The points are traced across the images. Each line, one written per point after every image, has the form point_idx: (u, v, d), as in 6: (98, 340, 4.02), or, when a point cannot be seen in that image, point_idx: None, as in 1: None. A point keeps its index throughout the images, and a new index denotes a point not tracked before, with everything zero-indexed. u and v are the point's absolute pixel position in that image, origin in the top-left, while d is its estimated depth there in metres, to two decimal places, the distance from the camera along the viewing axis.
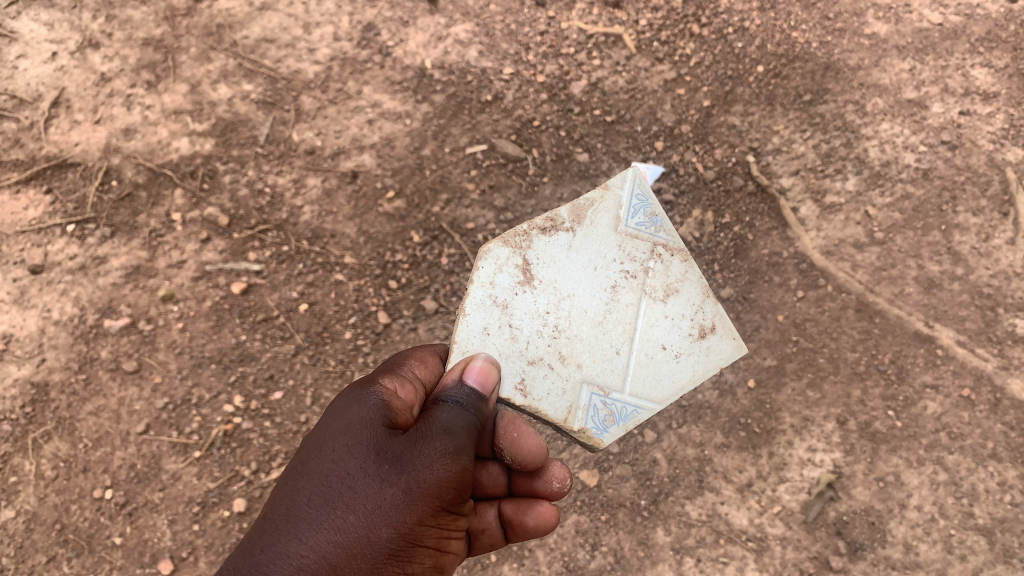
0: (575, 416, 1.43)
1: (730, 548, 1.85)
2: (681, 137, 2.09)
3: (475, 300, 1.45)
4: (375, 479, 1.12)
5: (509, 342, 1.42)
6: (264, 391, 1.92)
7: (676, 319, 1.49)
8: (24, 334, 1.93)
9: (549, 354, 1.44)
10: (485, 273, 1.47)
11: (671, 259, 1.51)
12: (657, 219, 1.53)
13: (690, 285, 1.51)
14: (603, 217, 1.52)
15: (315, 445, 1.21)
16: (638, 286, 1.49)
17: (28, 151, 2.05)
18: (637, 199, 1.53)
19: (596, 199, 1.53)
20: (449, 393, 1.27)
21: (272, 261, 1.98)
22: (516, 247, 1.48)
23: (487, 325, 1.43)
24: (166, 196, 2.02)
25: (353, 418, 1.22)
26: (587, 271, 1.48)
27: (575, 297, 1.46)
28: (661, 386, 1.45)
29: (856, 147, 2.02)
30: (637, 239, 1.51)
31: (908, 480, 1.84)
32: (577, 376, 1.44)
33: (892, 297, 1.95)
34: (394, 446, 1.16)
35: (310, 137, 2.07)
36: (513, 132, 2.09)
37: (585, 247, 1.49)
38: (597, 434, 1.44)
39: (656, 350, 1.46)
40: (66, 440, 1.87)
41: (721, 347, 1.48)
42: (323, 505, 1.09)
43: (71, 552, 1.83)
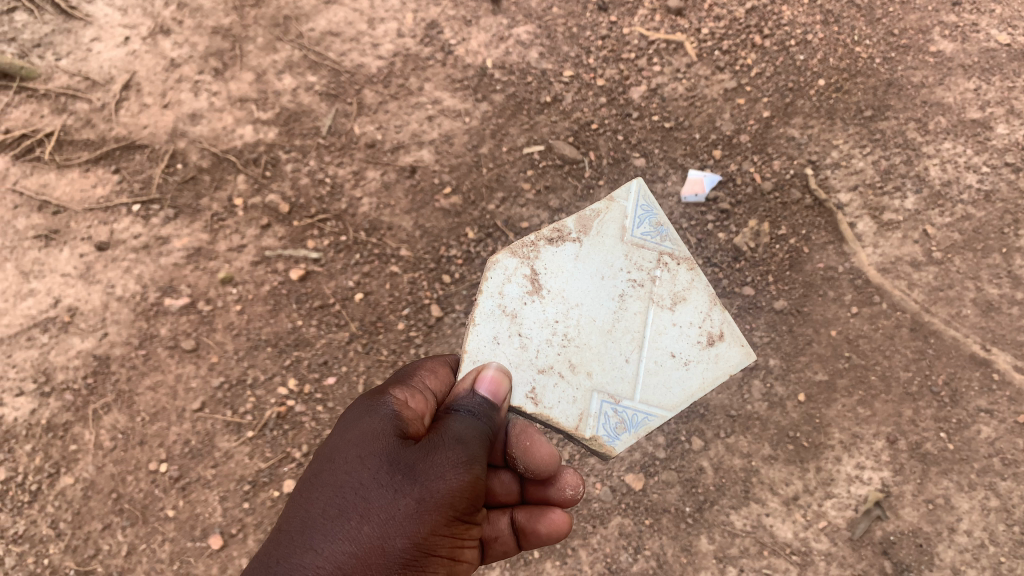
0: (586, 424, 1.39)
1: (774, 560, 1.83)
2: (739, 147, 2.07)
3: (485, 309, 1.41)
4: (389, 489, 1.09)
5: (519, 351, 1.38)
6: (318, 375, 1.94)
7: (684, 327, 1.44)
8: (88, 308, 1.97)
9: (559, 362, 1.39)
10: (493, 284, 1.43)
11: (678, 268, 1.48)
12: (663, 229, 1.50)
13: (697, 293, 1.47)
14: (609, 228, 1.49)
15: (327, 456, 1.17)
16: (646, 294, 1.45)
17: (98, 131, 2.11)
18: (642, 210, 1.51)
19: (601, 210, 1.50)
20: (460, 403, 1.25)
21: (330, 250, 2.02)
22: (523, 258, 1.45)
23: (496, 334, 1.39)
24: (229, 181, 2.06)
25: (365, 429, 1.19)
26: (595, 280, 1.44)
27: (583, 306, 1.43)
28: (670, 394, 1.41)
29: (916, 165, 2.01)
30: (643, 248, 1.48)
31: (958, 504, 1.81)
32: (587, 385, 1.40)
33: (948, 318, 1.93)
34: (408, 456, 1.13)
35: (371, 130, 2.10)
36: (571, 134, 2.10)
37: (592, 257, 1.46)
38: (609, 442, 1.39)
39: (665, 358, 1.42)
40: (124, 412, 1.91)
41: (730, 354, 1.43)
42: (338, 516, 1.06)
43: (126, 521, 1.85)
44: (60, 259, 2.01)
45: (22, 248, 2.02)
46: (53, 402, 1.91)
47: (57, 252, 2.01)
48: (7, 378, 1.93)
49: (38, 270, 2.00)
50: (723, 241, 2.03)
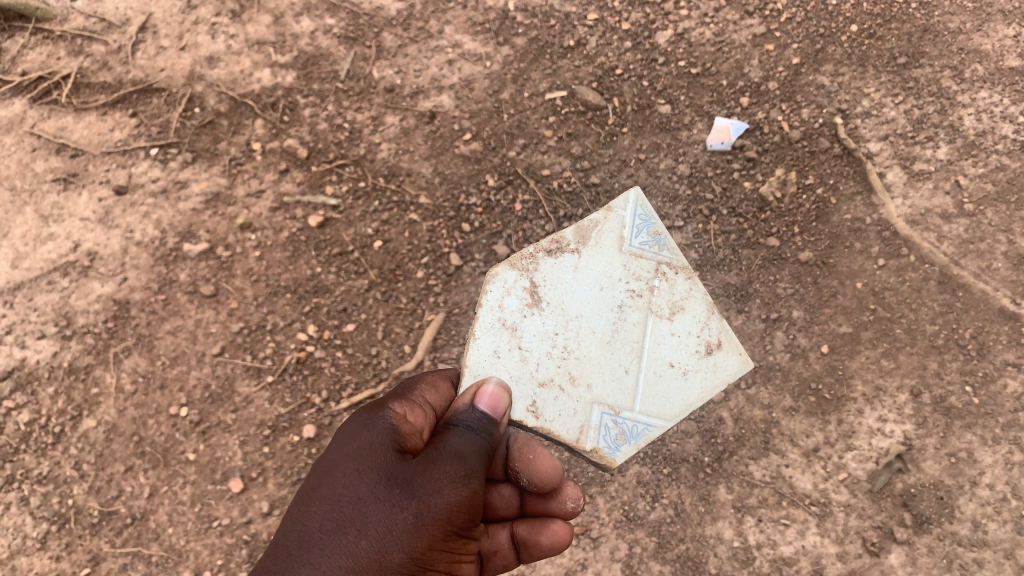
0: (587, 436, 1.36)
1: (792, 510, 1.81)
2: (767, 94, 2.01)
3: (485, 323, 1.37)
4: (385, 503, 1.05)
5: (519, 364, 1.35)
6: (337, 322, 1.93)
7: (682, 337, 1.42)
8: (108, 253, 1.96)
9: (559, 375, 1.36)
10: (493, 297, 1.39)
11: (676, 277, 1.45)
12: (660, 238, 1.46)
13: (695, 302, 1.44)
14: (608, 238, 1.45)
15: (327, 469, 1.14)
16: (645, 305, 1.42)
17: (115, 74, 2.08)
18: (640, 220, 1.47)
19: (599, 220, 1.46)
20: (459, 418, 1.21)
21: (348, 196, 1.99)
22: (522, 270, 1.41)
23: (496, 348, 1.35)
24: (247, 126, 2.04)
25: (363, 443, 1.15)
26: (594, 292, 1.41)
27: (583, 318, 1.39)
28: (670, 404, 1.38)
29: (950, 115, 1.95)
30: (641, 258, 1.44)
31: (981, 458, 1.79)
32: (588, 397, 1.37)
33: (978, 271, 1.89)
34: (406, 470, 1.09)
35: (390, 74, 2.06)
36: (595, 79, 2.05)
37: (592, 268, 1.42)
38: (610, 454, 1.37)
39: (664, 368, 1.39)
40: (144, 356, 1.91)
41: (728, 362, 1.41)
42: (334, 531, 1.03)
43: (147, 464, 1.86)
44: (79, 203, 2.00)
45: (41, 192, 2.01)
46: (75, 346, 1.92)
47: (76, 196, 2.01)
48: (29, 321, 1.94)
49: (58, 215, 2.00)
50: (748, 190, 1.97)
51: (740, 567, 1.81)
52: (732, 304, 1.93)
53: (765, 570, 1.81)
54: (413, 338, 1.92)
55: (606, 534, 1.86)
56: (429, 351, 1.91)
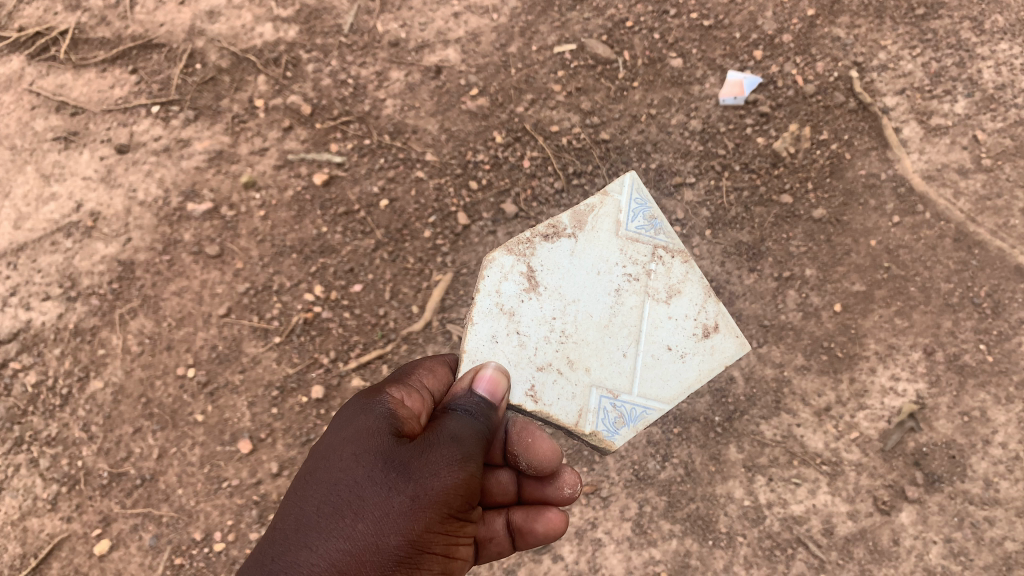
0: (586, 419, 1.34)
1: (803, 470, 1.81)
2: (781, 47, 1.96)
3: (482, 308, 1.35)
4: (383, 487, 1.04)
5: (517, 349, 1.33)
6: (344, 283, 1.90)
7: (680, 319, 1.39)
8: (111, 213, 1.94)
9: (557, 359, 1.34)
10: (490, 282, 1.37)
11: (673, 261, 1.41)
12: (657, 222, 1.43)
13: (692, 285, 1.41)
14: (604, 223, 1.41)
15: (325, 452, 1.13)
16: (641, 288, 1.39)
17: (114, 29, 2.03)
18: (637, 204, 1.43)
19: (596, 205, 1.43)
20: (457, 402, 1.19)
21: (354, 153, 1.95)
22: (519, 255, 1.38)
23: (494, 333, 1.33)
24: (249, 82, 2.00)
25: (360, 427, 1.14)
26: (591, 276, 1.38)
27: (580, 302, 1.37)
28: (668, 386, 1.36)
29: (969, 67, 1.90)
30: (637, 243, 1.41)
31: (994, 417, 1.77)
32: (586, 380, 1.34)
33: (995, 228, 1.85)
34: (404, 455, 1.08)
35: (395, 28, 2.01)
36: (604, 32, 2.00)
37: (588, 252, 1.39)
38: (609, 437, 1.35)
39: (662, 351, 1.37)
40: (150, 317, 1.89)
41: (725, 345, 1.38)
42: (332, 514, 1.03)
43: (156, 426, 1.86)
44: (80, 162, 1.97)
45: (42, 151, 1.98)
46: (80, 307, 1.90)
47: (77, 156, 1.97)
48: (33, 282, 1.92)
49: (59, 173, 1.97)
50: (762, 146, 1.93)
51: (750, 526, 1.80)
52: (744, 263, 1.90)
53: (776, 529, 1.80)
54: (421, 299, 1.90)
55: (616, 493, 1.84)
56: (438, 311, 1.89)
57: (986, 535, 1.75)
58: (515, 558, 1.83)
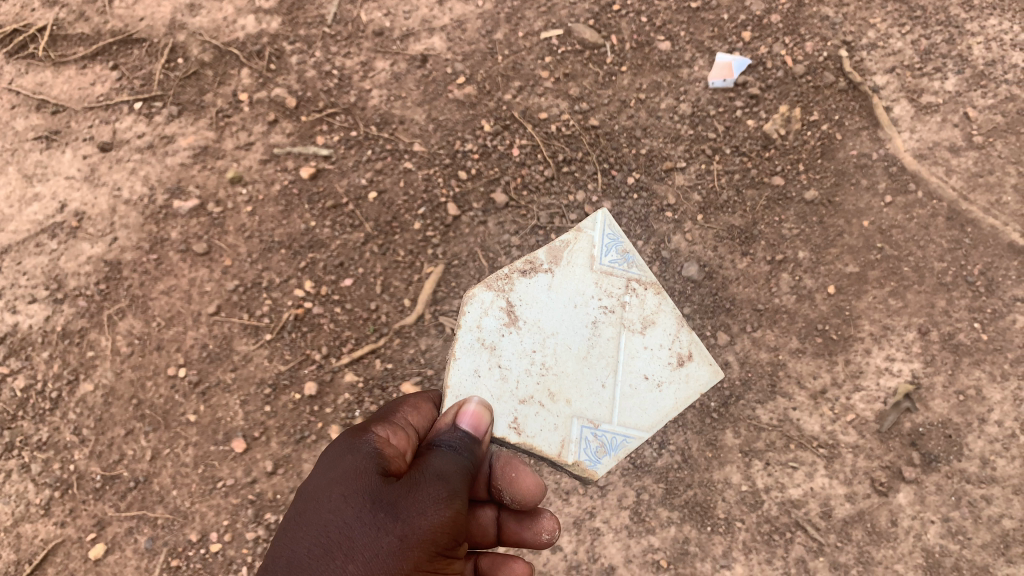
0: (568, 450, 1.35)
1: (800, 453, 1.80)
2: (770, 28, 1.94)
3: (464, 343, 1.37)
4: (372, 526, 1.03)
5: (499, 383, 1.35)
6: (334, 277, 1.89)
7: (655, 349, 1.41)
8: (96, 212, 1.91)
9: (538, 392, 1.36)
10: (470, 318, 1.39)
11: (646, 292, 1.43)
12: (630, 256, 1.45)
13: (666, 315, 1.43)
14: (579, 257, 1.44)
15: (313, 494, 1.12)
16: (617, 319, 1.41)
17: (93, 25, 2.00)
18: (610, 238, 1.45)
19: (570, 240, 1.45)
20: (442, 438, 1.20)
21: (340, 146, 1.93)
22: (499, 290, 1.40)
23: (476, 367, 1.35)
24: (233, 76, 1.97)
25: (347, 468, 1.13)
26: (569, 309, 1.40)
27: (559, 334, 1.39)
28: (646, 415, 1.38)
29: (958, 44, 1.89)
30: (612, 275, 1.43)
31: (990, 395, 1.77)
32: (567, 412, 1.36)
33: (987, 205, 1.85)
34: (392, 495, 1.08)
35: (379, 17, 1.98)
36: (591, 17, 1.98)
37: (565, 286, 1.42)
38: (591, 466, 1.36)
39: (639, 380, 1.39)
40: (139, 317, 1.87)
41: (700, 373, 1.41)
42: (322, 555, 1.01)
43: (148, 427, 1.84)
44: (63, 162, 1.94)
45: (23, 151, 1.95)
46: (68, 309, 1.88)
47: (60, 155, 1.95)
48: (19, 285, 1.89)
49: (41, 174, 1.94)
50: (752, 128, 1.92)
51: (749, 511, 1.80)
52: (737, 247, 1.88)
53: (775, 514, 1.80)
54: (413, 292, 1.89)
55: (614, 482, 1.83)
56: (430, 304, 1.88)
57: (983, 513, 1.75)
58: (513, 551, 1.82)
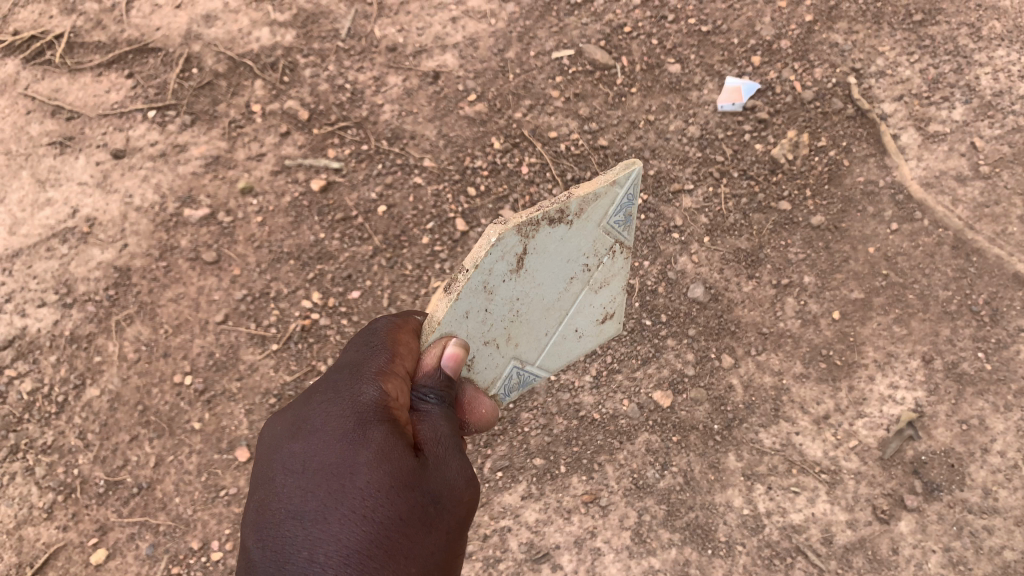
0: (495, 384, 1.32)
1: (802, 478, 1.80)
2: (779, 53, 1.95)
3: (470, 284, 1.12)
4: (424, 524, 0.94)
5: (479, 327, 1.19)
6: (342, 289, 1.90)
7: (594, 307, 1.44)
8: (107, 218, 1.91)
9: (501, 334, 1.25)
10: (484, 258, 1.12)
11: (618, 257, 1.39)
12: (631, 220, 1.34)
13: (617, 280, 1.44)
14: (598, 211, 1.26)
15: (341, 466, 0.93)
16: (585, 278, 1.36)
17: (109, 33, 2.00)
18: (630, 198, 1.30)
19: (602, 192, 1.24)
20: (425, 385, 1.10)
21: (351, 159, 1.95)
22: (523, 235, 1.15)
23: (469, 310, 1.15)
24: (247, 87, 1.98)
25: (375, 439, 0.96)
26: (563, 263, 1.28)
27: (544, 286, 1.27)
28: (558, 360, 1.45)
29: (966, 74, 1.90)
30: (607, 237, 1.33)
31: (993, 425, 1.77)
32: (511, 353, 1.31)
33: (993, 235, 1.85)
34: (433, 484, 0.99)
35: (392, 33, 2.00)
36: (602, 38, 1.99)
37: (573, 240, 1.26)
38: (501, 397, 1.37)
39: (569, 333, 1.43)
40: (147, 324, 1.87)
41: (609, 329, 1.53)
42: (385, 556, 0.88)
43: (153, 433, 1.84)
44: (76, 167, 1.94)
45: (36, 155, 1.95)
46: (76, 314, 1.88)
47: (73, 160, 1.95)
48: (28, 288, 1.89)
49: (54, 178, 1.94)
50: (760, 152, 1.93)
51: (749, 535, 1.80)
52: (743, 270, 1.89)
53: (776, 538, 1.80)
54: (419, 306, 1.90)
55: (615, 502, 1.82)
56: None
57: (985, 544, 1.74)
58: (514, 567, 1.81)
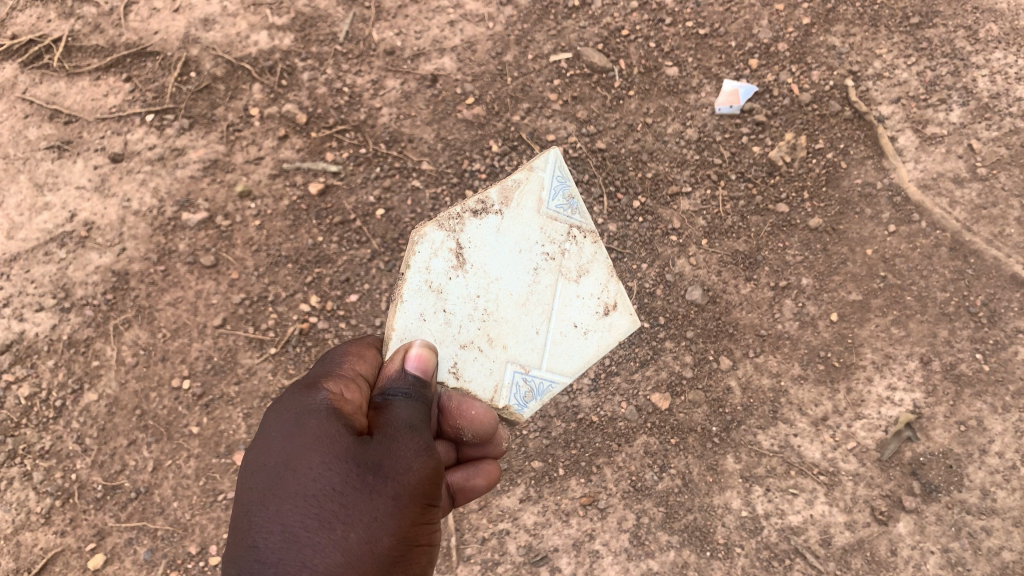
0: (500, 394, 1.41)
1: (801, 480, 1.80)
2: (777, 56, 1.95)
3: (412, 285, 1.37)
4: (362, 490, 0.96)
5: (443, 326, 1.36)
6: (340, 292, 1.90)
7: (586, 298, 1.49)
8: (105, 223, 1.91)
9: (478, 336, 1.39)
10: (420, 258, 1.39)
11: (584, 241, 1.49)
12: (574, 202, 1.49)
13: (599, 265, 1.50)
14: (528, 200, 1.46)
15: (277, 461, 0.97)
16: (556, 267, 1.46)
17: (107, 37, 2.00)
18: (558, 180, 1.48)
19: (522, 180, 1.46)
20: (391, 386, 1.18)
21: (349, 162, 1.95)
22: (450, 230, 1.40)
23: (422, 312, 1.35)
24: (245, 90, 1.99)
25: (312, 430, 1.01)
26: (512, 253, 1.43)
27: (502, 280, 1.41)
28: (572, 361, 1.47)
29: (964, 76, 1.91)
30: (556, 222, 1.47)
31: (991, 425, 1.77)
32: (502, 357, 1.41)
33: (990, 237, 1.86)
34: (377, 457, 1.00)
35: (390, 36, 2.00)
36: (600, 41, 1.99)
37: (512, 230, 1.44)
38: (518, 409, 1.43)
39: (568, 328, 1.47)
40: (145, 329, 1.87)
41: (621, 322, 1.50)
42: (319, 526, 0.91)
43: (150, 438, 1.84)
44: (74, 171, 1.94)
45: (34, 160, 1.95)
46: (74, 318, 1.88)
47: (71, 164, 1.95)
48: (26, 293, 1.89)
49: (52, 183, 1.94)
50: (758, 154, 1.94)
51: (748, 537, 1.81)
52: (741, 272, 1.89)
53: (774, 540, 1.80)
54: None
55: (614, 504, 1.82)
56: None
57: (983, 544, 1.75)
58: (512, 570, 1.81)
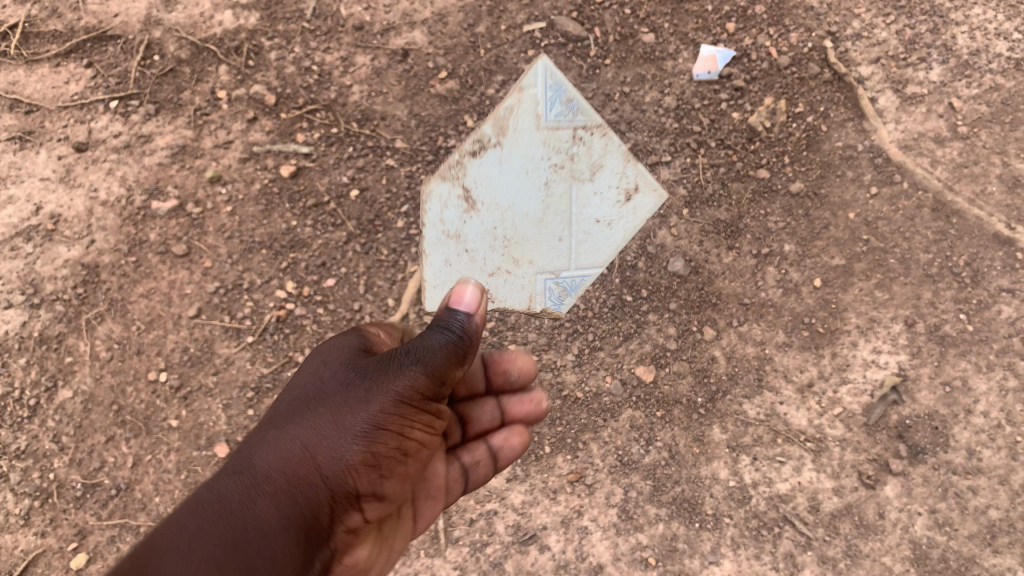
0: (536, 298, 1.70)
1: (788, 447, 1.80)
2: (753, 18, 1.92)
3: (435, 237, 1.64)
4: (334, 411, 1.11)
5: (470, 263, 1.63)
6: (316, 278, 1.86)
7: (605, 192, 1.62)
8: (72, 215, 1.87)
9: (503, 260, 1.63)
10: (437, 211, 1.66)
11: (593, 138, 1.58)
12: (574, 105, 1.58)
13: (613, 156, 1.60)
14: (524, 120, 1.57)
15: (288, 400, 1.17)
16: (568, 173, 1.58)
17: (65, 21, 1.94)
18: (552, 91, 1.57)
19: (513, 105, 1.58)
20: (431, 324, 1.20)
21: (321, 143, 1.91)
22: (453, 179, 1.63)
23: (448, 256, 1.65)
24: (210, 72, 1.93)
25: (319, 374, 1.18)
26: (522, 176, 1.58)
27: (515, 205, 1.59)
28: (600, 253, 1.68)
29: (943, 33, 1.88)
30: (558, 131, 1.57)
31: (975, 385, 1.77)
32: (531, 271, 1.65)
33: (972, 195, 1.85)
34: (362, 384, 1.13)
35: (359, 11, 1.94)
36: (574, 9, 1.94)
37: (515, 157, 1.57)
38: (557, 305, 1.73)
39: (591, 224, 1.64)
40: (118, 322, 1.84)
41: (645, 201, 1.68)
42: (288, 442, 1.09)
43: (129, 433, 1.81)
44: (37, 162, 1.89)
45: None
46: (44, 314, 1.84)
47: (34, 155, 1.90)
48: None
49: (15, 175, 1.89)
50: (737, 121, 1.90)
51: (736, 507, 1.80)
52: (723, 241, 1.85)
53: (762, 508, 1.80)
54: (396, 291, 1.87)
55: (601, 480, 1.81)
56: (414, 303, 1.86)
57: (970, 504, 1.75)
58: (501, 550, 1.79)
